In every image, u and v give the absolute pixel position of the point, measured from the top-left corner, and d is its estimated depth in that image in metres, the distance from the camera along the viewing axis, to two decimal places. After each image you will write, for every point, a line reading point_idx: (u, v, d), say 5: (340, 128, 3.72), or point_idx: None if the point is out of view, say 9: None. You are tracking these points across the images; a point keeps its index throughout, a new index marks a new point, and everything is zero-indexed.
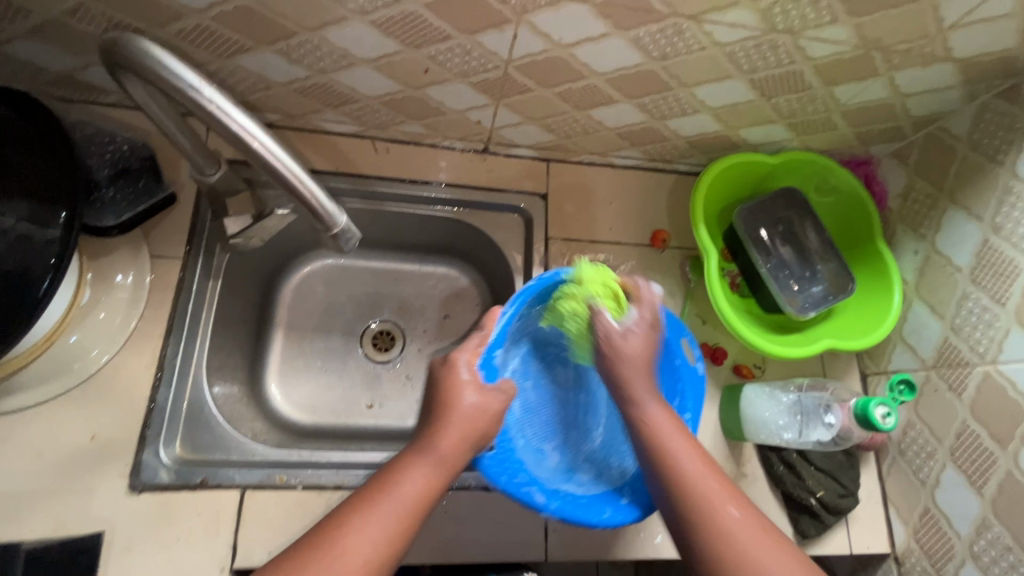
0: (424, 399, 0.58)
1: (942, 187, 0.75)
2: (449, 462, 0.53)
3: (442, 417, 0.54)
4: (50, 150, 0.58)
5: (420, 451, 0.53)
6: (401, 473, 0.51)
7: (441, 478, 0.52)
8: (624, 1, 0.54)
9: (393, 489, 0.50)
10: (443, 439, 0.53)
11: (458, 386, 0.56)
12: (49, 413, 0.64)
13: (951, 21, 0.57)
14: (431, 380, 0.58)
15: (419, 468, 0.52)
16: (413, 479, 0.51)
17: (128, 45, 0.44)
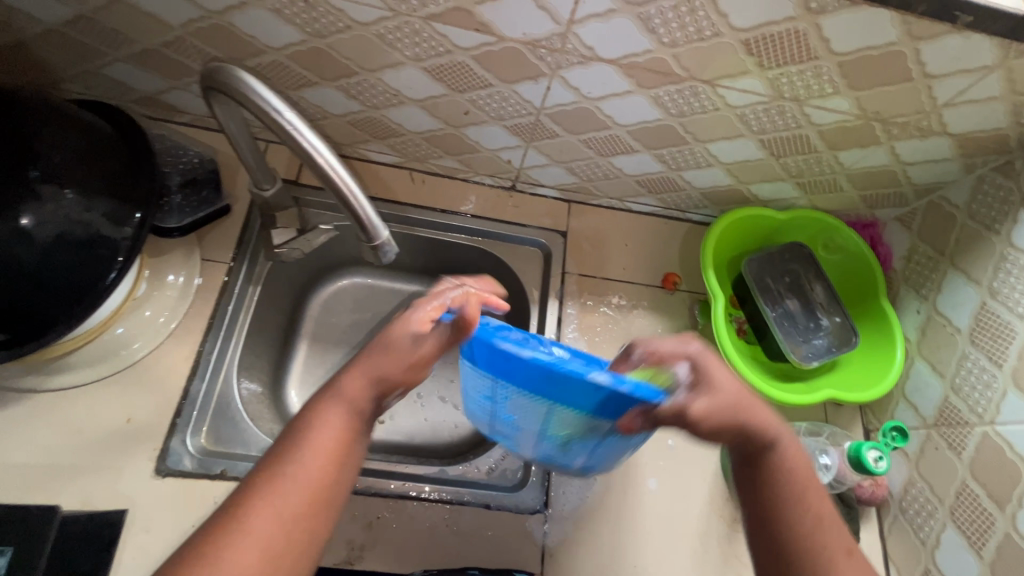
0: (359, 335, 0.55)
1: (942, 251, 0.79)
2: (370, 398, 0.52)
3: (348, 359, 0.53)
4: (134, 156, 0.65)
5: (332, 391, 0.52)
6: (315, 419, 0.50)
7: (354, 416, 0.51)
8: (647, 64, 0.61)
9: (305, 440, 0.49)
10: (353, 376, 0.52)
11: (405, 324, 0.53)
12: (93, 393, 0.69)
13: (944, 100, 0.63)
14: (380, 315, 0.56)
15: (332, 410, 0.51)
16: (326, 422, 0.50)
17: (223, 69, 0.49)
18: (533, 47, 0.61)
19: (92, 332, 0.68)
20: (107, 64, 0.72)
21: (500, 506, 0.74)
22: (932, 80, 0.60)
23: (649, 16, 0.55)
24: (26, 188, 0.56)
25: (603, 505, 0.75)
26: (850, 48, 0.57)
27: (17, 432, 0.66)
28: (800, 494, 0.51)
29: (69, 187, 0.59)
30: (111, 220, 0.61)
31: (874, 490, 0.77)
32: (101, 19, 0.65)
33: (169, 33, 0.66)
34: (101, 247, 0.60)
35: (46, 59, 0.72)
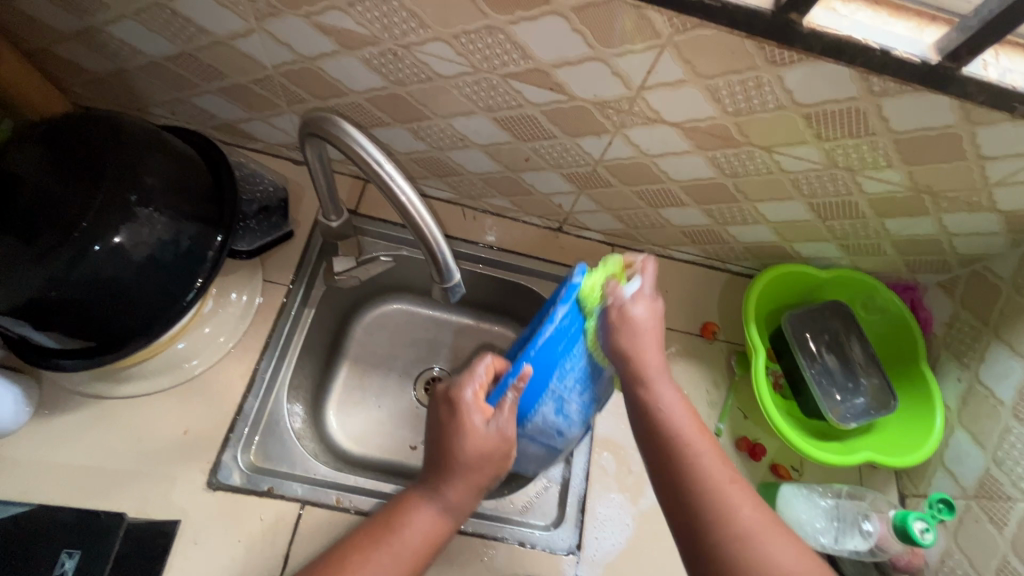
0: (432, 438, 0.64)
1: (985, 321, 0.79)
2: (453, 510, 0.62)
3: (449, 469, 0.61)
4: (217, 184, 0.71)
5: (427, 495, 0.63)
6: (410, 515, 0.62)
7: (446, 525, 0.62)
8: (707, 128, 0.65)
9: (401, 531, 0.61)
10: (449, 488, 0.62)
11: (474, 432, 0.60)
12: (155, 402, 0.73)
13: (996, 179, 0.65)
14: (443, 416, 0.63)
15: (426, 513, 0.62)
16: (420, 523, 0.61)
17: (330, 123, 0.54)
18: (601, 107, 0.65)
19: (157, 347, 0.72)
20: (197, 94, 0.78)
21: (534, 544, 0.74)
22: (985, 161, 0.63)
23: (716, 87, 0.59)
24: (127, 210, 0.61)
25: (636, 552, 0.76)
26: (907, 126, 0.60)
27: (85, 436, 0.70)
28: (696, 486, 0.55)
29: (161, 210, 0.63)
30: (196, 244, 0.66)
31: (910, 560, 0.76)
32: (201, 56, 0.71)
33: (261, 73, 0.71)
34: (184, 267, 0.65)
35: (142, 87, 0.78)
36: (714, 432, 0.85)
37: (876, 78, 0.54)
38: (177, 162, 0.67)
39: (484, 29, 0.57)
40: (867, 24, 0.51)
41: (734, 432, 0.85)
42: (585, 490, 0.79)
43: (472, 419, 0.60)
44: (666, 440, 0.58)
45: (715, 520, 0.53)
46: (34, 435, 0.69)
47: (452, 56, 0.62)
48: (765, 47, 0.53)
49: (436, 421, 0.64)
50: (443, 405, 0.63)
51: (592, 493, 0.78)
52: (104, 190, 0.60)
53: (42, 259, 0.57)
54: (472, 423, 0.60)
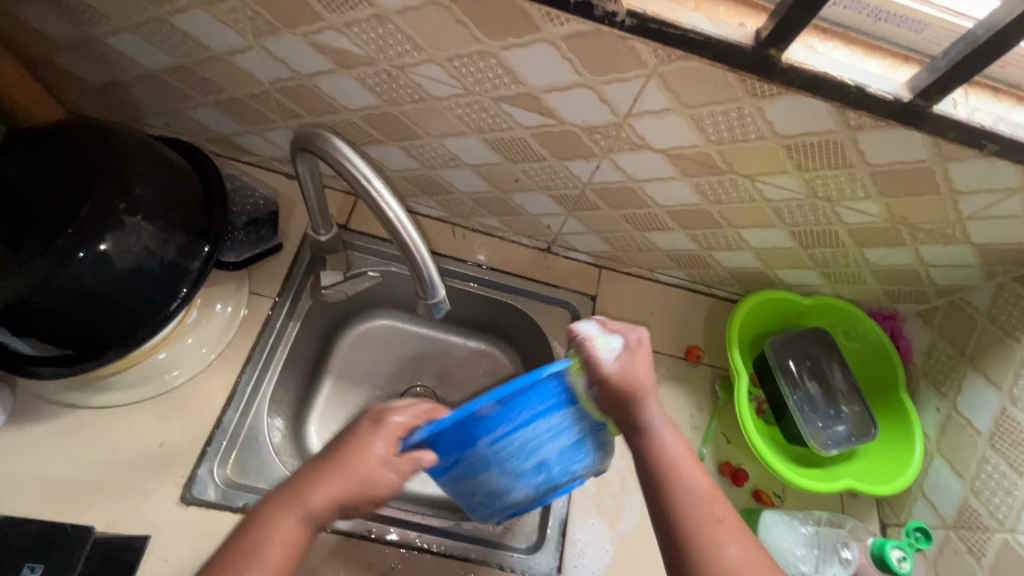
0: (323, 455, 0.57)
1: (962, 351, 0.81)
2: (314, 528, 0.54)
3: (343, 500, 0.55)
4: (210, 196, 0.71)
5: (288, 509, 0.54)
6: (263, 532, 0.52)
7: None
8: (692, 156, 0.67)
9: (257, 549, 0.52)
10: (312, 504, 0.54)
11: (371, 450, 0.55)
12: (132, 413, 0.72)
13: (969, 213, 0.67)
14: (346, 444, 0.57)
15: (288, 529, 0.53)
16: (275, 539, 0.52)
17: (319, 140, 0.55)
18: (589, 132, 0.67)
19: (137, 356, 0.71)
20: (192, 107, 0.79)
21: (513, 568, 0.73)
22: (958, 195, 0.65)
23: (700, 116, 0.61)
24: (114, 219, 0.61)
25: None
26: (883, 160, 0.62)
27: (57, 446, 0.68)
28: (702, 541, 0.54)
29: (149, 220, 0.63)
30: (184, 254, 0.66)
31: None
32: (199, 70, 0.72)
33: (257, 88, 0.73)
34: (169, 279, 0.65)
35: (138, 98, 0.79)
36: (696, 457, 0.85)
37: (852, 113, 0.56)
38: (168, 171, 0.67)
39: (477, 54, 0.59)
40: (843, 62, 0.54)
41: (718, 457, 0.85)
42: (567, 513, 0.78)
43: (379, 447, 0.56)
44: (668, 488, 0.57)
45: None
46: (4, 444, 0.68)
47: (445, 78, 0.63)
48: (746, 80, 0.55)
49: (338, 440, 0.58)
50: (365, 424, 0.58)
51: (574, 517, 0.77)
52: (92, 199, 0.60)
53: (23, 266, 0.57)
54: (375, 446, 0.55)
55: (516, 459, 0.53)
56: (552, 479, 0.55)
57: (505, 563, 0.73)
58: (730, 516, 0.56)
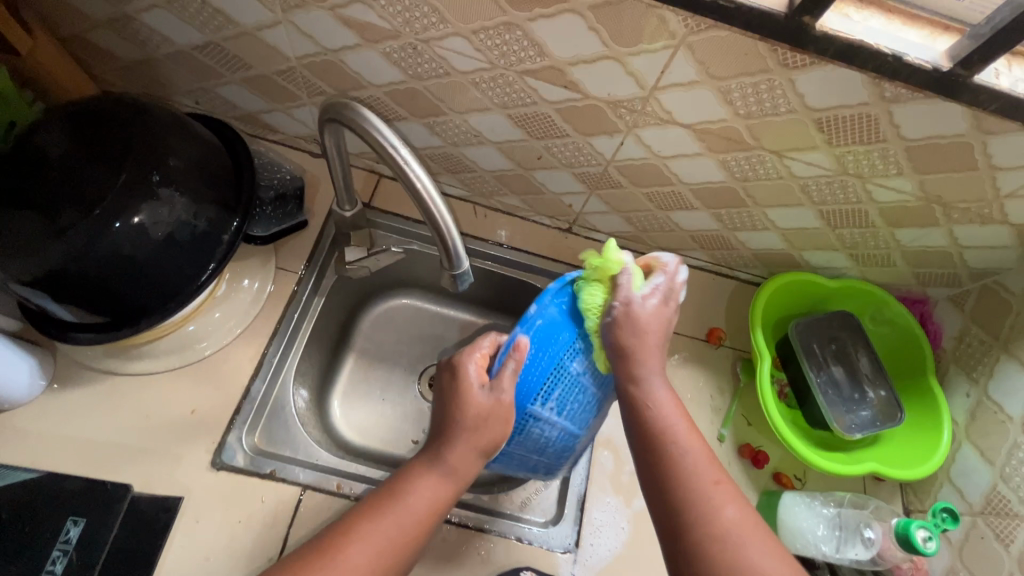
0: (436, 410, 0.63)
1: (996, 336, 0.79)
2: (456, 475, 0.60)
3: (451, 432, 0.60)
4: (238, 171, 0.73)
5: (429, 463, 0.61)
6: (409, 485, 0.59)
7: (448, 492, 0.60)
8: (719, 131, 0.66)
9: (400, 500, 0.58)
10: (450, 453, 0.60)
11: (466, 395, 0.60)
12: (165, 381, 0.74)
13: (1007, 191, 0.65)
14: (445, 383, 0.63)
15: (428, 481, 0.60)
16: (424, 489, 0.59)
17: (347, 110, 0.56)
18: (613, 107, 0.66)
19: (170, 326, 0.74)
20: (221, 84, 0.81)
21: (531, 541, 0.75)
22: (997, 172, 0.63)
23: (729, 89, 0.60)
24: (149, 191, 0.62)
25: (634, 553, 0.75)
26: (918, 134, 0.60)
27: (95, 411, 0.71)
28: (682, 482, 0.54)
29: (182, 192, 0.65)
30: (213, 227, 0.67)
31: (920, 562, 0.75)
32: (228, 46, 0.73)
33: (284, 64, 0.73)
34: (199, 251, 0.67)
35: (169, 76, 0.81)
36: (716, 437, 0.84)
37: (888, 84, 0.55)
38: (199, 146, 0.69)
39: (503, 25, 0.59)
40: (880, 30, 0.52)
41: (737, 439, 0.85)
42: (585, 489, 0.78)
43: (470, 383, 0.60)
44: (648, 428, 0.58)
45: (698, 519, 0.52)
46: (47, 407, 0.71)
47: (470, 51, 0.63)
48: (778, 50, 0.54)
49: (438, 388, 0.64)
50: (446, 373, 0.63)
51: (591, 494, 0.78)
52: (127, 171, 0.62)
53: (62, 235, 0.59)
54: (469, 388, 0.60)
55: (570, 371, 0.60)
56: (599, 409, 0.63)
57: (523, 535, 0.74)
58: (725, 479, 0.55)
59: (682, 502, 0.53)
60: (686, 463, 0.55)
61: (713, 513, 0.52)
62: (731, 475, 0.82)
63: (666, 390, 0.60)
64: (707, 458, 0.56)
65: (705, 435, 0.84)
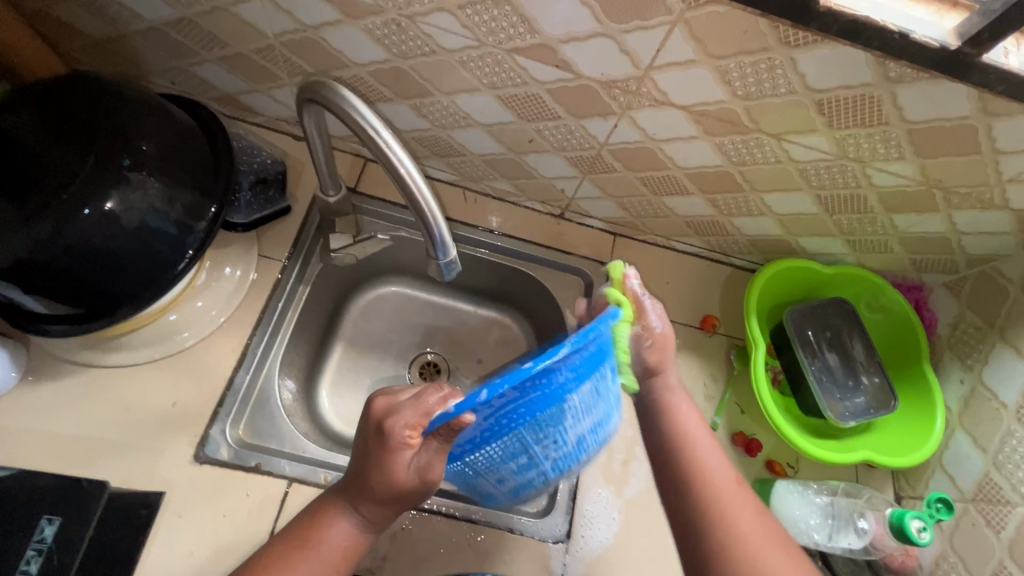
0: (355, 462, 0.54)
1: (991, 322, 0.78)
2: (370, 523, 0.56)
3: (361, 485, 0.53)
4: (215, 154, 0.69)
5: (343, 509, 0.56)
6: (323, 526, 0.55)
7: (365, 536, 0.57)
8: (717, 113, 0.63)
9: (316, 543, 0.55)
10: (363, 506, 0.55)
11: (392, 466, 0.51)
12: (144, 373, 0.72)
13: (1009, 176, 0.63)
14: (367, 445, 0.53)
15: (343, 525, 0.56)
16: (338, 535, 0.55)
17: (327, 90, 0.53)
18: (607, 87, 0.63)
19: (147, 318, 0.71)
20: (197, 63, 0.77)
21: (522, 532, 0.74)
22: (1001, 156, 0.61)
23: (727, 68, 0.57)
24: (119, 174, 0.59)
25: (626, 543, 0.75)
26: (922, 117, 0.58)
27: (72, 404, 0.69)
28: (700, 496, 0.57)
29: (155, 176, 0.62)
30: (190, 213, 0.64)
31: (911, 549, 0.75)
32: (201, 22, 0.69)
33: (262, 42, 0.70)
34: (175, 238, 0.64)
35: (140, 54, 0.77)
36: (709, 426, 0.83)
37: (893, 64, 0.53)
38: (172, 126, 0.66)
39: (491, 0, 0.56)
40: (886, 6, 0.50)
41: (731, 427, 0.84)
42: (577, 479, 0.78)
43: (402, 456, 0.51)
44: (669, 434, 0.62)
45: (693, 480, 0.58)
46: (21, 401, 0.68)
47: (457, 28, 0.60)
48: (779, 27, 0.51)
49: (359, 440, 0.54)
50: (373, 434, 0.52)
51: (583, 484, 0.77)
52: (95, 156, 0.59)
53: (27, 223, 0.56)
54: (399, 461, 0.51)
55: (541, 445, 0.47)
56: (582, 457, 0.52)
57: (514, 527, 0.74)
58: (745, 494, 0.57)
59: (696, 511, 0.56)
60: (711, 466, 0.58)
61: (725, 521, 0.55)
62: None
63: (693, 413, 0.63)
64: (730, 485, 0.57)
65: None
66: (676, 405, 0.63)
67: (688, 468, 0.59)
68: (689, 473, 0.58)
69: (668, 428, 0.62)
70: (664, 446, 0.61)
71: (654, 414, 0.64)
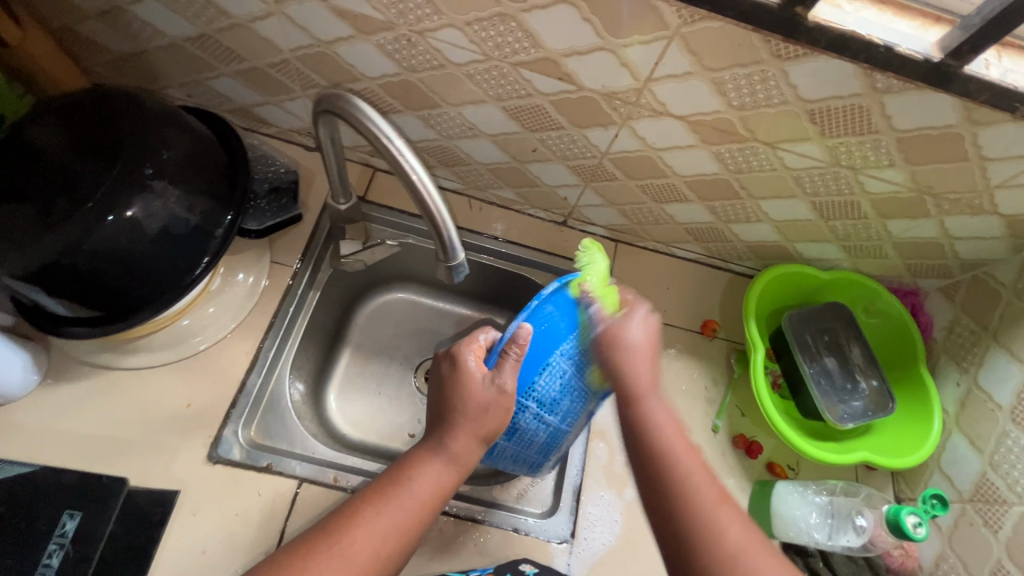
0: (434, 397, 0.62)
1: (985, 326, 0.80)
2: (460, 462, 0.58)
3: (453, 418, 0.59)
4: (231, 163, 0.72)
5: (432, 450, 0.59)
6: (412, 470, 0.57)
7: (452, 477, 0.58)
8: (713, 122, 0.66)
9: (405, 488, 0.56)
10: (454, 442, 0.58)
11: (468, 380, 0.59)
12: (160, 375, 0.74)
13: (997, 182, 0.66)
14: (445, 373, 0.61)
15: (432, 467, 0.58)
16: (428, 475, 0.57)
17: (342, 101, 0.56)
18: (608, 98, 0.66)
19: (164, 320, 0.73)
20: (214, 77, 0.80)
21: (527, 532, 0.75)
22: (987, 162, 0.63)
23: (722, 80, 0.60)
24: (142, 183, 0.62)
25: (630, 544, 0.76)
26: (909, 125, 0.61)
27: (90, 405, 0.71)
28: (674, 490, 0.54)
29: (175, 185, 0.65)
30: (207, 220, 0.67)
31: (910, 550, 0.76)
32: (221, 38, 0.72)
33: (277, 56, 0.73)
34: (193, 244, 0.67)
35: (160, 68, 0.80)
36: (711, 428, 0.85)
37: (880, 75, 0.55)
38: (192, 138, 0.69)
39: (497, 17, 0.59)
40: (872, 21, 0.53)
41: (731, 429, 0.86)
42: (581, 481, 0.79)
43: (471, 372, 0.59)
44: (651, 451, 0.57)
45: (678, 488, 0.54)
46: (41, 402, 0.70)
47: (464, 43, 0.63)
48: (771, 41, 0.54)
49: (438, 378, 0.62)
50: (446, 361, 0.62)
51: (587, 486, 0.79)
52: (119, 165, 0.61)
53: (53, 229, 0.59)
54: (471, 376, 0.59)
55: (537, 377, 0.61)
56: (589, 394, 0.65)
57: (520, 528, 0.75)
58: (726, 500, 0.53)
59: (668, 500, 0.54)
60: (678, 456, 0.56)
61: (711, 529, 0.52)
62: (725, 466, 0.83)
63: (667, 414, 0.60)
64: (698, 467, 0.56)
65: (700, 426, 0.85)
66: (648, 416, 0.59)
67: (673, 477, 0.55)
68: (670, 482, 0.55)
69: (668, 466, 0.56)
70: (641, 445, 0.58)
71: (635, 440, 0.59)
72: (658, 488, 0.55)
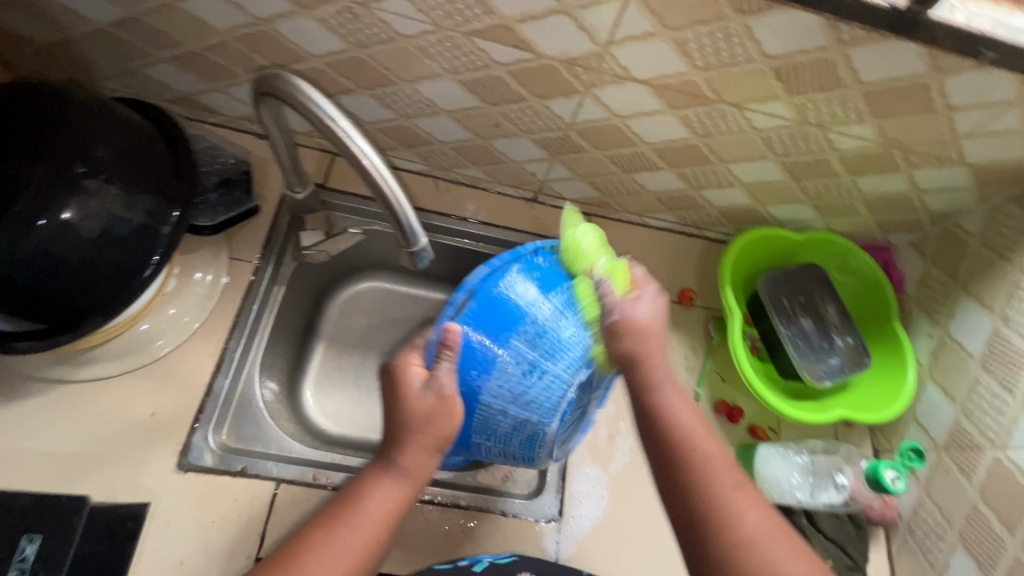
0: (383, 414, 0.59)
1: (955, 277, 0.80)
2: (414, 475, 0.56)
3: (398, 431, 0.56)
4: (175, 154, 0.67)
5: (382, 466, 0.56)
6: (361, 492, 0.55)
7: (406, 492, 0.55)
8: (678, 85, 0.63)
9: (355, 511, 0.54)
10: (403, 456, 0.56)
11: (409, 392, 0.56)
12: (120, 385, 0.71)
13: (964, 132, 0.65)
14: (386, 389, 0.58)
15: (383, 484, 0.55)
16: (379, 494, 0.55)
17: (281, 82, 0.52)
18: (568, 65, 0.63)
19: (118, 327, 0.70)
20: (149, 64, 0.75)
21: (515, 514, 0.74)
22: (954, 112, 0.62)
23: (685, 39, 0.57)
24: (74, 182, 0.58)
25: (617, 517, 0.76)
26: (876, 78, 0.59)
27: (45, 421, 0.68)
28: (705, 486, 0.55)
29: (113, 182, 0.60)
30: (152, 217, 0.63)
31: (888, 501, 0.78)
32: (150, 20, 0.67)
33: (214, 38, 0.68)
34: (139, 244, 0.62)
35: (88, 57, 0.74)
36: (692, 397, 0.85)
37: (845, 25, 0.53)
38: (129, 130, 0.64)
39: None
40: None
41: (713, 396, 0.86)
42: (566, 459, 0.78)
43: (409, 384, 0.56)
44: (672, 445, 0.57)
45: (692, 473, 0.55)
46: None
47: (412, 13, 0.59)
48: None
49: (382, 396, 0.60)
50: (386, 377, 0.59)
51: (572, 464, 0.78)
52: (48, 163, 0.57)
53: None
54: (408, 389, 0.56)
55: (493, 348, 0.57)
56: (562, 351, 0.56)
57: (508, 511, 0.74)
58: (744, 483, 0.56)
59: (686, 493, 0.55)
60: (707, 445, 0.57)
61: (733, 518, 0.53)
62: None
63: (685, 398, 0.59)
64: (718, 454, 0.57)
65: None
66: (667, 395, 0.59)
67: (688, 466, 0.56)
68: (701, 483, 0.55)
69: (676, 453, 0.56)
70: (663, 438, 0.57)
71: (656, 430, 0.58)
72: (689, 491, 0.55)
